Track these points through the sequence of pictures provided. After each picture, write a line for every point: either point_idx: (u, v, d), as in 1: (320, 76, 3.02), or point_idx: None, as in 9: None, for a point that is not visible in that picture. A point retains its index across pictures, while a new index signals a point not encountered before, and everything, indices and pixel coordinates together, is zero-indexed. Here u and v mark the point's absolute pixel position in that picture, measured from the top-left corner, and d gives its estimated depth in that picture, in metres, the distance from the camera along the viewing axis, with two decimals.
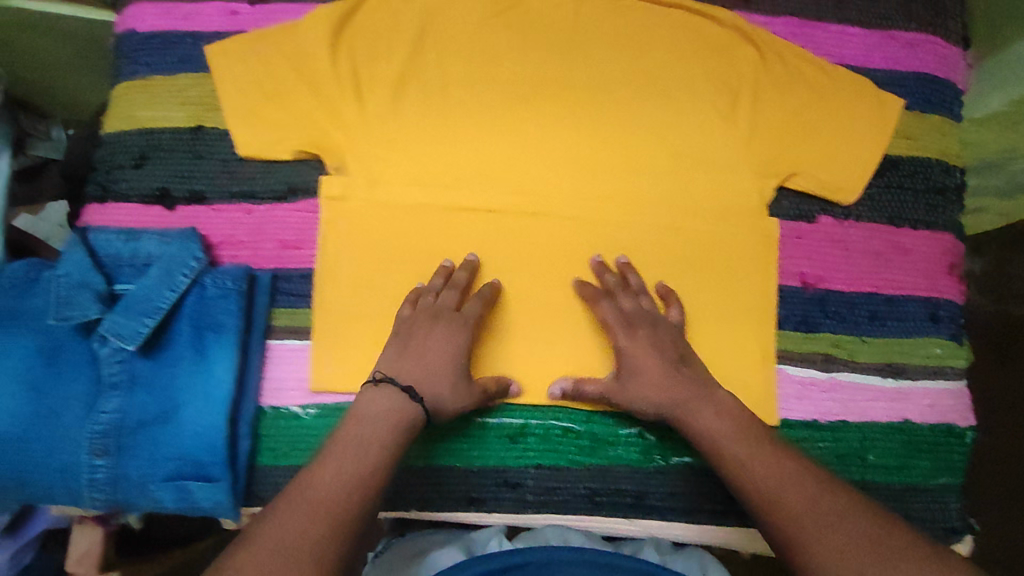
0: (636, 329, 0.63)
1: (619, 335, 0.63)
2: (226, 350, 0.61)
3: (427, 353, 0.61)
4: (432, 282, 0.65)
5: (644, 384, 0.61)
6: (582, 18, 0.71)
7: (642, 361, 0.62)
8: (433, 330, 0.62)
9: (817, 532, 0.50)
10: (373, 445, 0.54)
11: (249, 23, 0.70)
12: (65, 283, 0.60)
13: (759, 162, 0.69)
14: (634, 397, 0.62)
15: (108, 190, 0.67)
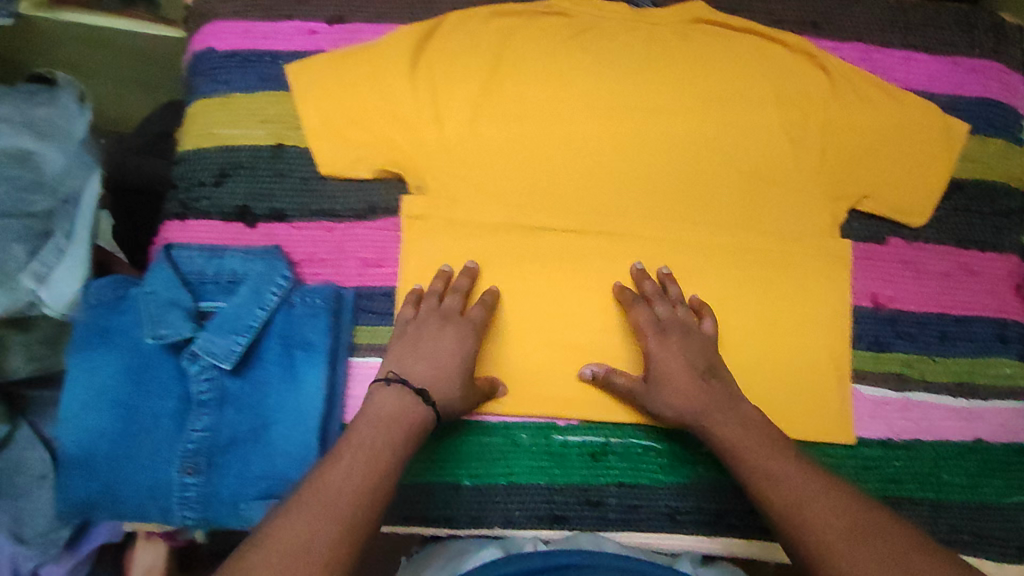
0: (665, 333, 0.64)
1: (651, 338, 0.64)
2: (315, 367, 0.61)
3: (443, 354, 0.60)
4: (432, 286, 0.65)
5: (670, 387, 0.62)
6: (654, 41, 0.72)
7: (670, 365, 0.62)
8: (445, 333, 0.62)
9: (850, 539, 0.48)
10: (382, 447, 0.52)
11: (327, 42, 0.70)
12: (153, 300, 0.61)
13: (831, 184, 0.70)
14: (658, 402, 0.62)
15: (188, 208, 0.67)
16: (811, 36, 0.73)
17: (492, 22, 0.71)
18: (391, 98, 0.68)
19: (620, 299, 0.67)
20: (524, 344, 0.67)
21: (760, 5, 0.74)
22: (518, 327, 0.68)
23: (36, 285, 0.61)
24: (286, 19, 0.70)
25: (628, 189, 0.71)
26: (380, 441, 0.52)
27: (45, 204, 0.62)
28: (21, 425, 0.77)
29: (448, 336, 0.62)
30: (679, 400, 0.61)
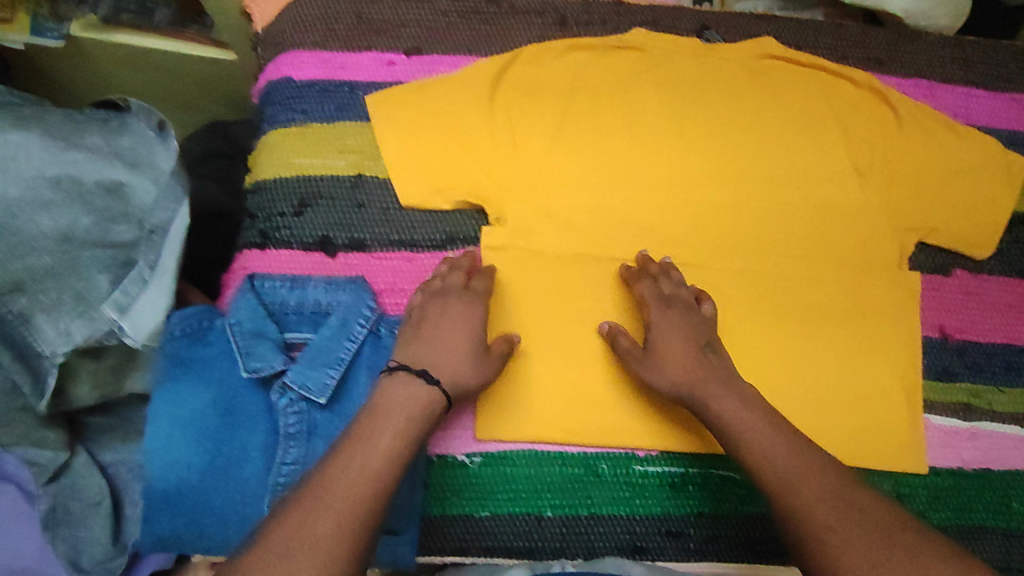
0: (668, 308, 0.65)
1: (654, 312, 0.65)
2: None
3: (446, 326, 0.60)
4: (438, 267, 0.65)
5: (671, 359, 0.62)
6: (723, 74, 0.73)
7: (673, 339, 0.63)
8: (448, 305, 0.62)
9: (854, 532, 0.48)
10: (386, 439, 0.51)
11: (405, 73, 0.71)
12: (240, 332, 0.61)
13: (897, 216, 0.72)
14: (656, 371, 0.63)
15: (268, 237, 0.67)
16: (875, 72, 0.75)
17: (566, 56, 0.72)
18: (471, 131, 0.69)
19: (626, 276, 0.68)
20: (602, 372, 0.67)
21: (825, 41, 0.76)
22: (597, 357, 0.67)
23: (117, 315, 0.60)
24: (364, 51, 0.71)
25: (701, 220, 0.71)
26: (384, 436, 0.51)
27: (130, 234, 0.61)
28: (79, 451, 0.72)
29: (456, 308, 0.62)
30: (677, 371, 0.61)
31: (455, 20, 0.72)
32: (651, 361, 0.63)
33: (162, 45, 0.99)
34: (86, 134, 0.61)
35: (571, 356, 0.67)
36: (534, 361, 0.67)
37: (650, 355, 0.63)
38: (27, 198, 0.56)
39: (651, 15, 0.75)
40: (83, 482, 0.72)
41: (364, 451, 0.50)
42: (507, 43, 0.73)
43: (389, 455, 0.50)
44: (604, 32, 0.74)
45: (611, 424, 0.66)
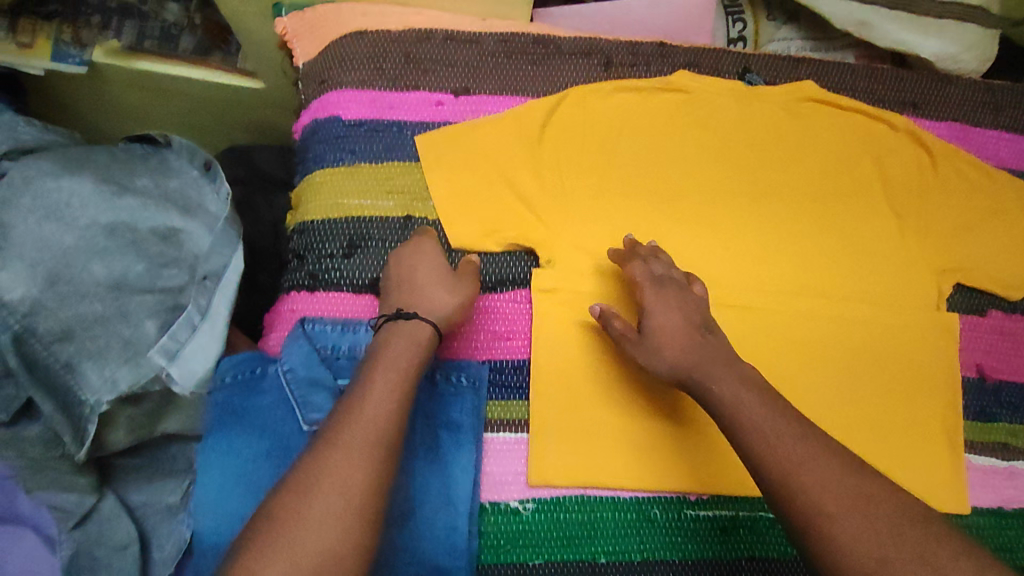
0: (663, 288, 0.63)
1: (649, 295, 0.63)
2: (464, 449, 0.63)
3: (433, 298, 0.59)
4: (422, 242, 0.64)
5: (672, 347, 0.60)
6: (765, 117, 0.74)
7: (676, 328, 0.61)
8: (426, 273, 0.61)
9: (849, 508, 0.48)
10: (385, 388, 0.52)
11: (453, 113, 0.71)
12: (294, 380, 0.60)
13: (935, 258, 0.73)
14: (650, 356, 0.61)
15: (318, 279, 0.65)
16: (911, 115, 0.77)
17: (612, 97, 0.73)
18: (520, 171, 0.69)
19: (615, 259, 0.67)
20: (653, 414, 0.66)
21: (862, 85, 0.78)
22: (650, 399, 0.67)
23: (166, 361, 0.58)
24: (412, 90, 0.71)
25: (745, 259, 0.72)
26: (384, 383, 0.52)
27: (180, 279, 0.59)
28: (106, 494, 0.65)
29: (437, 276, 0.61)
30: (677, 358, 0.59)
31: (502, 60, 0.72)
32: (647, 345, 0.61)
33: (186, 72, 0.94)
34: (136, 178, 0.61)
35: (621, 398, 0.66)
36: (585, 403, 0.66)
37: (646, 337, 0.61)
38: (82, 245, 0.56)
39: (694, 57, 0.76)
40: (110, 527, 0.64)
41: (369, 395, 0.51)
42: (554, 84, 0.73)
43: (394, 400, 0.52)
44: (648, 73, 0.75)
45: (658, 459, 0.66)
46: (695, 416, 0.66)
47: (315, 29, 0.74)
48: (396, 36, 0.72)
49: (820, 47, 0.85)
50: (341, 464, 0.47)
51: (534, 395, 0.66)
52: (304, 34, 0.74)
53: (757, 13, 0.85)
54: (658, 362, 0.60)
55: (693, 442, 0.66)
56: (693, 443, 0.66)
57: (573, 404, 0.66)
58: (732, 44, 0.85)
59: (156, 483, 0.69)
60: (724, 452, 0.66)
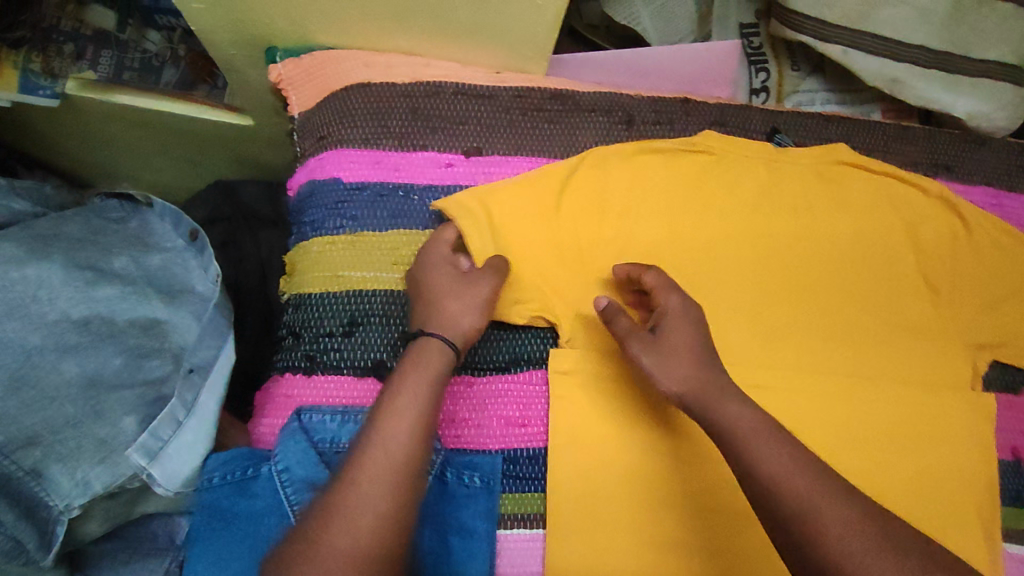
0: (680, 299, 0.59)
1: (667, 303, 0.58)
2: (478, 556, 0.58)
3: (455, 315, 0.57)
4: (443, 261, 0.60)
5: (694, 391, 0.54)
6: (795, 179, 0.70)
7: (722, 398, 0.53)
8: (449, 287, 0.59)
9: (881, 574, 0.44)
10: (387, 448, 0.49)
11: (465, 176, 0.66)
12: (290, 482, 0.54)
13: (970, 334, 0.69)
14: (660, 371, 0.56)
15: (316, 361, 0.60)
16: (944, 179, 0.73)
17: (635, 158, 0.68)
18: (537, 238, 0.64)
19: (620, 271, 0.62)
20: (683, 509, 0.61)
21: (892, 146, 0.74)
22: (683, 488, 0.61)
23: (146, 462, 0.51)
24: (420, 150, 0.65)
25: (778, 331, 0.67)
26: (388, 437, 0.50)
27: (162, 369, 0.54)
28: None
29: (464, 297, 0.58)
30: (686, 381, 0.55)
31: (517, 117, 0.67)
32: (656, 351, 0.56)
33: (169, 106, 0.88)
34: (113, 257, 0.56)
35: (649, 490, 0.61)
36: (607, 497, 0.60)
37: (657, 352, 0.56)
38: (51, 343, 0.51)
39: (720, 115, 0.72)
40: None
41: (383, 429, 0.50)
42: (571, 144, 0.68)
43: (412, 430, 0.51)
44: (672, 132, 0.70)
45: (687, 560, 0.60)
46: (734, 510, 0.61)
47: (313, 78, 0.68)
48: (404, 89, 0.67)
49: (846, 99, 0.81)
50: (352, 506, 0.46)
51: (552, 487, 0.61)
52: (300, 82, 0.68)
53: (781, 62, 0.81)
54: (664, 374, 0.55)
55: (730, 539, 0.60)
56: (729, 543, 0.60)
57: (595, 497, 0.60)
58: (755, 94, 0.81)
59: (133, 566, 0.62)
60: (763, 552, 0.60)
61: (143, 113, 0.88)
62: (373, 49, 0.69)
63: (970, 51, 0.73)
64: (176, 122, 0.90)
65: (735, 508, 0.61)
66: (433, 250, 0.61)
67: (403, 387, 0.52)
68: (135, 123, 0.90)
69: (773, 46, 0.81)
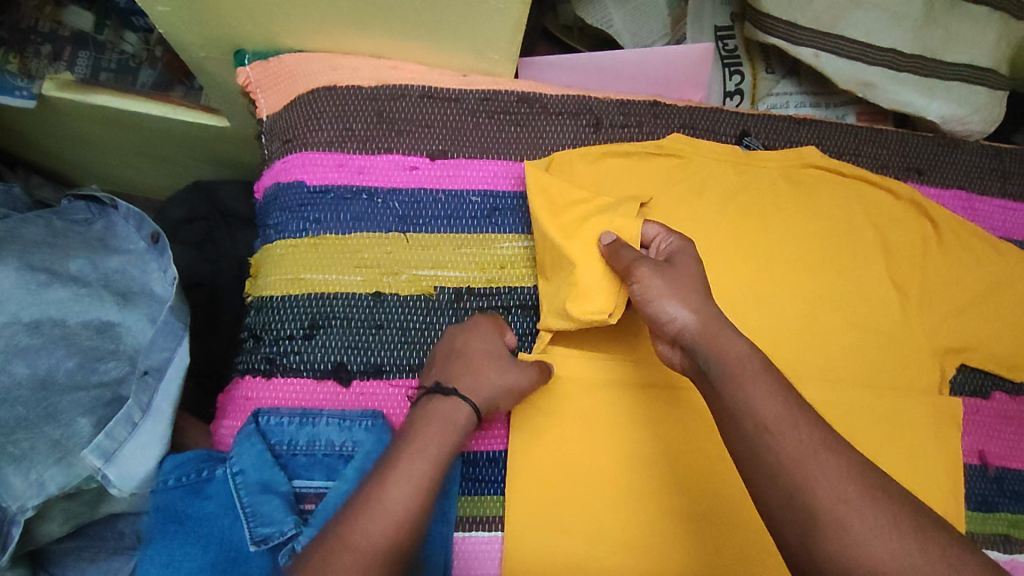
0: (687, 239, 0.60)
1: (674, 241, 0.60)
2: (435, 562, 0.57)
3: (488, 378, 0.57)
4: (490, 330, 0.59)
5: (693, 334, 0.53)
6: (763, 183, 0.70)
7: (727, 331, 0.53)
8: (485, 358, 0.57)
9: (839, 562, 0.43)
10: (401, 492, 0.49)
11: (429, 179, 0.65)
12: (243, 485, 0.54)
13: (937, 338, 0.69)
14: (667, 295, 0.55)
15: (275, 364, 0.60)
16: (915, 183, 0.72)
17: (602, 161, 0.68)
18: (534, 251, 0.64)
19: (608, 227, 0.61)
20: (661, 504, 0.61)
21: (864, 148, 0.73)
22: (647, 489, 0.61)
23: (102, 463, 0.51)
24: (384, 153, 0.65)
25: (755, 334, 0.66)
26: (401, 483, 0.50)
27: (119, 371, 0.55)
28: None
29: (504, 377, 0.57)
30: (695, 310, 0.54)
31: (483, 120, 0.67)
32: (662, 275, 0.56)
33: (146, 108, 0.88)
34: (70, 260, 0.57)
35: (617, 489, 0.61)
36: (570, 499, 0.61)
37: (667, 280, 0.55)
38: (3, 346, 0.52)
39: (689, 118, 0.71)
40: None
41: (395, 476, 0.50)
42: (538, 148, 0.68)
43: (424, 480, 0.50)
44: (640, 135, 0.70)
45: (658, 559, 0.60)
46: (697, 514, 0.61)
47: (280, 80, 0.68)
48: (369, 92, 0.66)
49: (821, 102, 0.80)
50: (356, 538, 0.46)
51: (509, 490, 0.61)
52: (267, 85, 0.69)
53: (756, 65, 0.81)
54: (670, 296, 0.55)
55: (700, 535, 0.61)
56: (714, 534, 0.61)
57: (551, 500, 0.60)
58: (728, 97, 0.81)
59: (101, 564, 0.63)
60: (746, 536, 0.61)
61: (119, 113, 0.88)
62: (340, 52, 0.69)
63: (946, 55, 0.72)
64: (153, 121, 0.90)
65: (698, 506, 0.61)
66: (482, 323, 0.60)
67: (423, 444, 0.52)
68: (113, 122, 0.91)
69: (748, 49, 0.81)
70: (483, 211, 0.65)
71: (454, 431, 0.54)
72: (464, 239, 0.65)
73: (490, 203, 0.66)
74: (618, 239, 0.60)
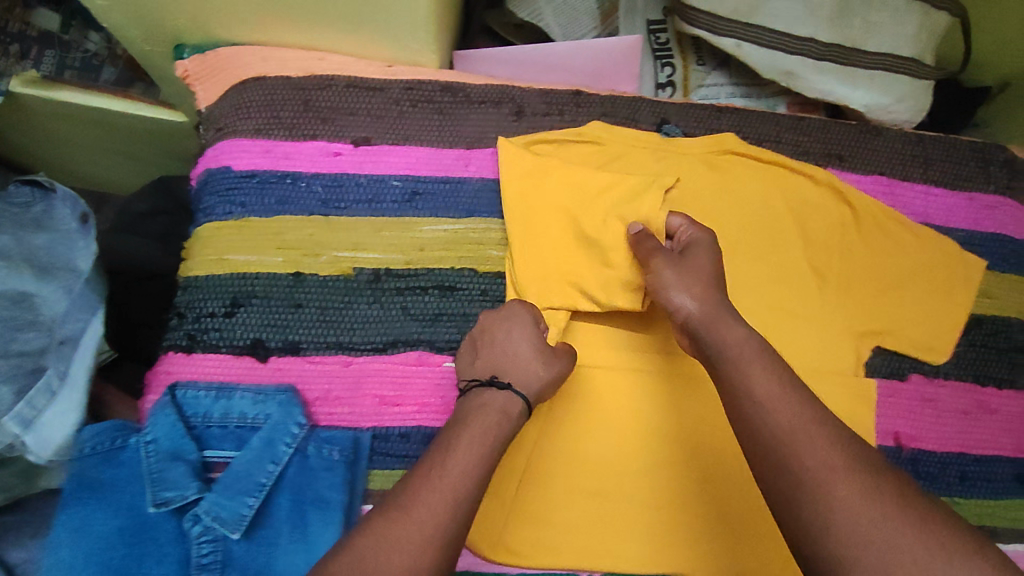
0: (707, 231, 0.62)
1: (694, 232, 0.62)
2: (330, 529, 0.56)
3: (527, 362, 0.59)
4: (528, 324, 0.62)
5: (697, 321, 0.55)
6: (682, 169, 0.71)
7: (728, 321, 0.54)
8: (521, 347, 0.60)
9: None
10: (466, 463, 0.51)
11: (351, 165, 0.68)
12: (154, 452, 0.56)
13: (854, 322, 0.69)
14: (674, 288, 0.57)
15: (196, 340, 0.63)
16: (835, 169, 0.73)
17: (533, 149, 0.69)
18: (537, 233, 0.66)
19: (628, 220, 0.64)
20: (666, 484, 0.64)
21: (786, 136, 0.74)
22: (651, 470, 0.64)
23: (21, 430, 0.56)
24: (309, 140, 0.68)
25: (768, 327, 0.69)
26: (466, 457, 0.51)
27: (39, 341, 0.59)
28: None
29: (536, 365, 0.60)
30: (698, 300, 0.56)
31: (407, 108, 0.69)
32: (674, 266, 0.59)
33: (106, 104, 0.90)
34: None
35: (621, 467, 0.64)
36: (575, 478, 0.63)
37: (679, 268, 0.58)
38: None
39: (610, 106, 0.73)
40: None
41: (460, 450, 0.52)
42: (460, 134, 0.70)
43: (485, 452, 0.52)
44: (561, 123, 0.71)
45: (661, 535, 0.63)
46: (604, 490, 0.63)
47: (217, 73, 0.72)
48: (296, 82, 0.69)
49: (751, 92, 0.81)
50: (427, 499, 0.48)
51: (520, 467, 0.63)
52: (205, 77, 0.72)
53: (686, 57, 0.82)
54: (679, 286, 0.57)
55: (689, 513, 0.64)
56: (717, 511, 0.64)
57: (560, 480, 0.63)
58: (660, 89, 0.82)
59: None
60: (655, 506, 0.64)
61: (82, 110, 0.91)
62: (272, 45, 0.71)
63: (867, 44, 0.73)
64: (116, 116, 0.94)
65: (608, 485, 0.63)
66: (516, 313, 0.63)
67: (477, 424, 0.54)
68: (76, 118, 0.94)
69: (680, 42, 0.81)
70: (404, 196, 0.68)
71: (509, 416, 0.56)
72: (385, 222, 0.67)
73: (411, 188, 0.68)
74: (643, 231, 0.63)
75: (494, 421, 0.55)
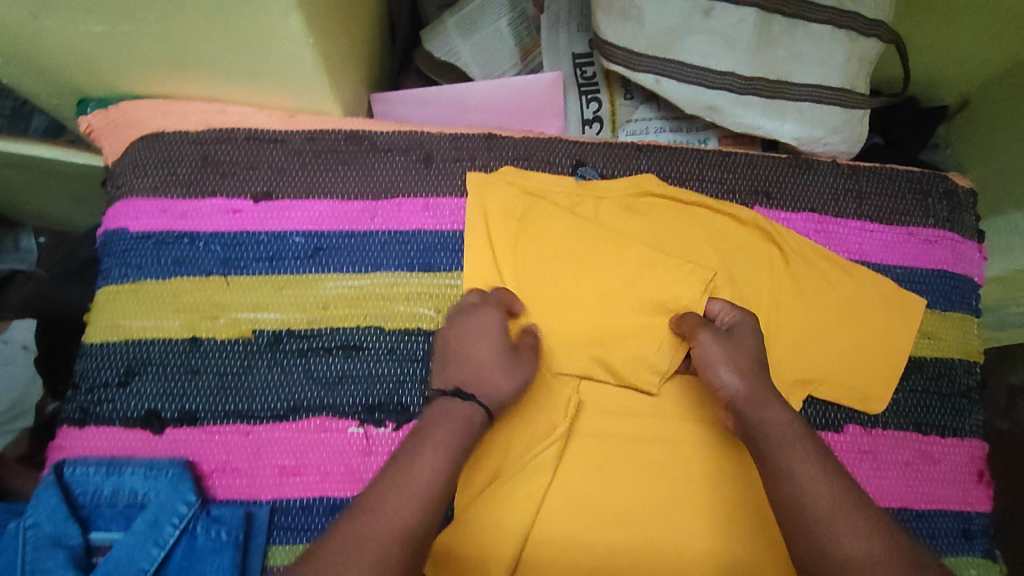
0: (748, 313, 0.62)
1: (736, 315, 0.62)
2: None
3: (492, 366, 0.57)
4: (496, 323, 0.60)
5: (742, 401, 0.56)
6: (600, 213, 0.68)
7: (773, 402, 0.56)
8: (485, 348, 0.58)
9: None
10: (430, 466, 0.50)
11: (251, 221, 0.65)
12: (34, 537, 0.54)
13: (788, 370, 0.65)
14: (719, 366, 0.58)
15: (89, 413, 0.60)
16: (763, 207, 0.70)
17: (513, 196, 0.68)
18: (539, 286, 0.65)
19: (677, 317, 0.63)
20: (671, 549, 0.60)
21: (709, 173, 0.71)
22: (652, 537, 0.60)
23: None
24: (208, 197, 0.66)
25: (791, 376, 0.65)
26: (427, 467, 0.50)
27: None
28: None
29: (507, 368, 0.57)
30: (744, 379, 0.57)
31: (311, 160, 0.67)
32: (721, 343, 0.59)
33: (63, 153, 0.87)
34: None
35: (611, 533, 0.60)
36: (566, 542, 0.59)
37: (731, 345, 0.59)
38: None
39: (523, 149, 0.70)
40: None
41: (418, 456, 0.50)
42: (368, 184, 0.67)
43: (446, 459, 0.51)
44: (472, 168, 0.69)
45: None
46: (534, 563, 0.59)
47: (119, 129, 0.69)
48: (195, 136, 0.67)
49: (681, 126, 0.78)
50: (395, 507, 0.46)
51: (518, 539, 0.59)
52: (108, 133, 0.69)
53: (613, 91, 0.78)
54: (726, 363, 0.58)
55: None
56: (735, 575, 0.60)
57: (563, 545, 0.59)
58: (587, 125, 0.80)
59: None
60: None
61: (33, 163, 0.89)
62: (171, 96, 0.69)
63: (791, 76, 0.69)
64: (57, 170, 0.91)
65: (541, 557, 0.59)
66: (485, 313, 0.60)
67: (432, 434, 0.52)
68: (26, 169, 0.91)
69: (607, 77, 0.78)
70: (307, 251, 0.65)
71: (469, 426, 0.54)
72: (287, 280, 0.64)
73: (315, 243, 0.65)
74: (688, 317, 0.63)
75: (454, 426, 0.53)
